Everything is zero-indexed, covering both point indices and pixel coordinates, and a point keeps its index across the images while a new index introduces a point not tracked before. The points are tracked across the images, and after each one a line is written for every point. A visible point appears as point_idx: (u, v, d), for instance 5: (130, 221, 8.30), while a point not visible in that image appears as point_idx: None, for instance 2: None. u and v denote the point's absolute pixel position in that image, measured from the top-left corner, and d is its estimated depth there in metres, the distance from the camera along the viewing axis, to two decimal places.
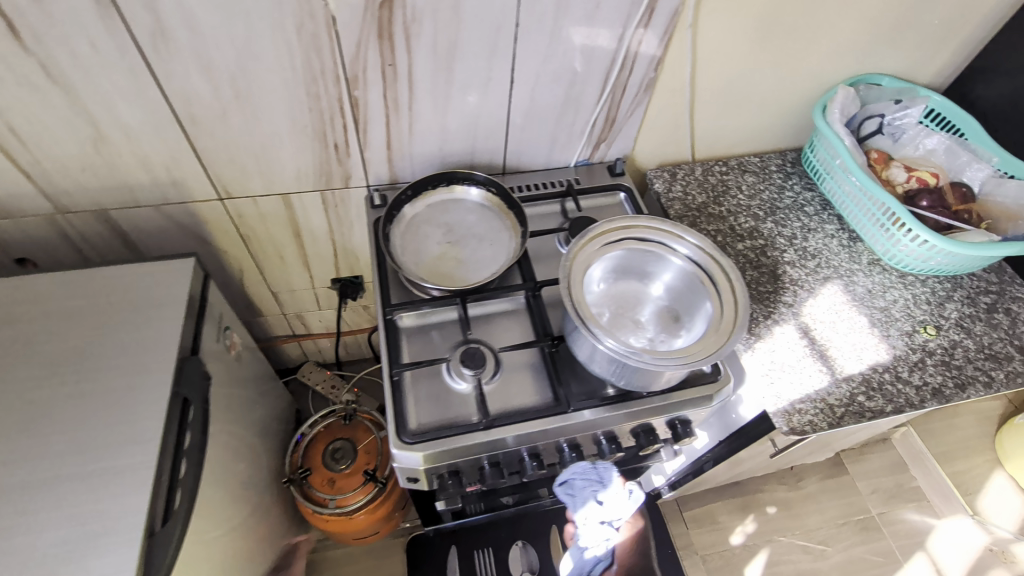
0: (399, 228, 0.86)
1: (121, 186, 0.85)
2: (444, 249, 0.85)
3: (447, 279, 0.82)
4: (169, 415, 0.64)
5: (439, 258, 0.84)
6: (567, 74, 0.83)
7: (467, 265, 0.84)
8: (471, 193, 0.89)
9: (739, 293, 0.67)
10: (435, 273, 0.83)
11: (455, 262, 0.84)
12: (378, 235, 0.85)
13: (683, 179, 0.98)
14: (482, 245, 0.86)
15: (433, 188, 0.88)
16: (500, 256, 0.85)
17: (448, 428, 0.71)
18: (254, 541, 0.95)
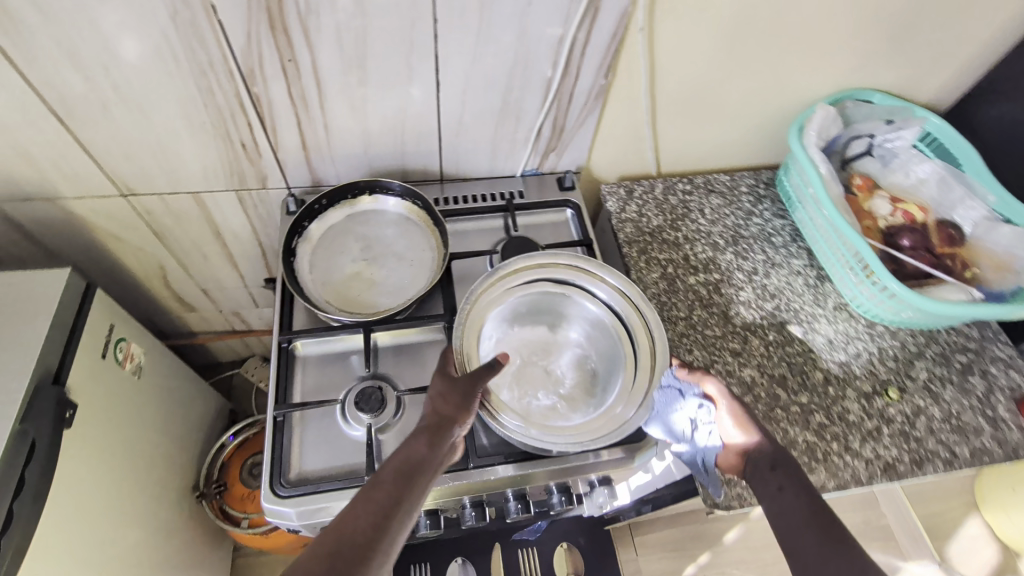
0: (309, 241, 0.77)
1: (5, 179, 0.76)
2: (358, 269, 0.77)
3: (356, 305, 0.74)
4: (6, 455, 0.58)
5: (350, 278, 0.76)
6: (502, 76, 0.73)
7: (380, 288, 0.76)
8: (393, 204, 0.80)
9: (657, 344, 0.65)
10: (342, 296, 0.75)
11: (367, 283, 0.76)
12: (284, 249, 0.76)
13: (640, 197, 0.88)
14: (399, 266, 0.77)
15: (350, 199, 0.79)
16: (419, 280, 0.76)
17: (331, 481, 0.64)
18: (158, 560, 0.90)
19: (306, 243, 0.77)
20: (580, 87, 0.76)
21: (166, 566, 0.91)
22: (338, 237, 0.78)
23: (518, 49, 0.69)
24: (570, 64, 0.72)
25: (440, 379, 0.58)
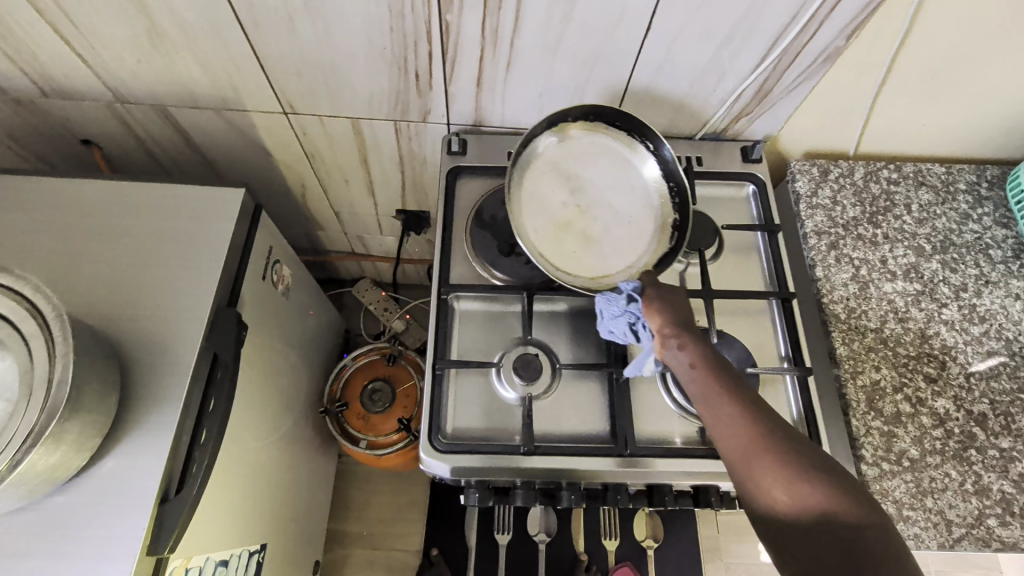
0: (519, 176, 0.69)
1: (178, 84, 0.75)
2: (567, 217, 0.69)
3: (562, 258, 0.66)
4: (195, 374, 0.59)
5: (566, 224, 0.68)
6: (725, 27, 0.62)
7: (597, 244, 0.68)
8: (646, 168, 0.71)
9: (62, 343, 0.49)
10: (553, 244, 0.67)
11: (580, 237, 0.68)
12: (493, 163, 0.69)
13: (837, 181, 0.77)
14: (621, 226, 0.69)
15: (574, 124, 0.71)
16: (630, 256, 0.68)
17: (486, 443, 0.63)
18: (285, 465, 0.96)
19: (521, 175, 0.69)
20: (809, 48, 0.65)
21: (289, 470, 0.97)
22: (556, 176, 0.70)
23: None
24: (812, 22, 0.61)
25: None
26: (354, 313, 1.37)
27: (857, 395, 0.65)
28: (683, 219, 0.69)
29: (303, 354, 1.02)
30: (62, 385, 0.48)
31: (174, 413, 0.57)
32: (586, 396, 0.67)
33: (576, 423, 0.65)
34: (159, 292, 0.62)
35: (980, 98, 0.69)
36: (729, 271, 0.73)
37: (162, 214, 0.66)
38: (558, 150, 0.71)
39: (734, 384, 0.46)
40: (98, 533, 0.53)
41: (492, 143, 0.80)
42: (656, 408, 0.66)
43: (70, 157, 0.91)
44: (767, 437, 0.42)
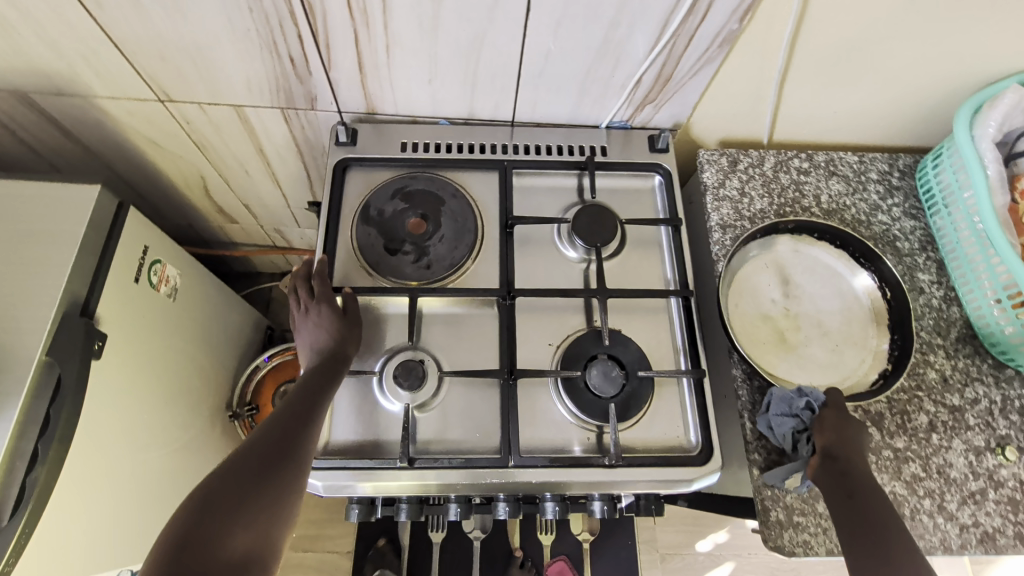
0: (770, 260, 0.70)
1: (34, 70, 0.68)
2: (785, 318, 0.68)
3: (747, 332, 0.66)
4: (32, 392, 0.55)
5: (777, 322, 0.68)
6: (610, 7, 0.58)
7: (793, 353, 0.66)
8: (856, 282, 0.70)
9: None
10: (760, 336, 0.66)
11: (754, 316, 0.68)
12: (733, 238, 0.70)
13: (746, 171, 0.74)
14: (820, 342, 0.67)
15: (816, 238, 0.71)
16: (815, 372, 0.65)
17: (360, 458, 0.59)
18: (190, 472, 0.92)
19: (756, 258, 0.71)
20: (702, 32, 0.61)
21: (195, 477, 0.93)
22: (795, 276, 0.70)
23: None
24: (700, 4, 0.57)
25: (326, 312, 0.61)
26: (283, 308, 1.31)
27: (750, 395, 0.62)
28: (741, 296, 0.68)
29: (211, 356, 0.97)
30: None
31: (3, 436, 0.53)
32: (474, 402, 0.63)
33: (463, 431, 0.62)
34: (0, 303, 0.58)
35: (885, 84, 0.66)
36: (632, 267, 0.70)
37: (6, 217, 0.61)
38: (763, 246, 0.71)
39: (863, 476, 0.49)
40: None
41: (386, 132, 0.75)
42: (546, 414, 0.63)
43: None
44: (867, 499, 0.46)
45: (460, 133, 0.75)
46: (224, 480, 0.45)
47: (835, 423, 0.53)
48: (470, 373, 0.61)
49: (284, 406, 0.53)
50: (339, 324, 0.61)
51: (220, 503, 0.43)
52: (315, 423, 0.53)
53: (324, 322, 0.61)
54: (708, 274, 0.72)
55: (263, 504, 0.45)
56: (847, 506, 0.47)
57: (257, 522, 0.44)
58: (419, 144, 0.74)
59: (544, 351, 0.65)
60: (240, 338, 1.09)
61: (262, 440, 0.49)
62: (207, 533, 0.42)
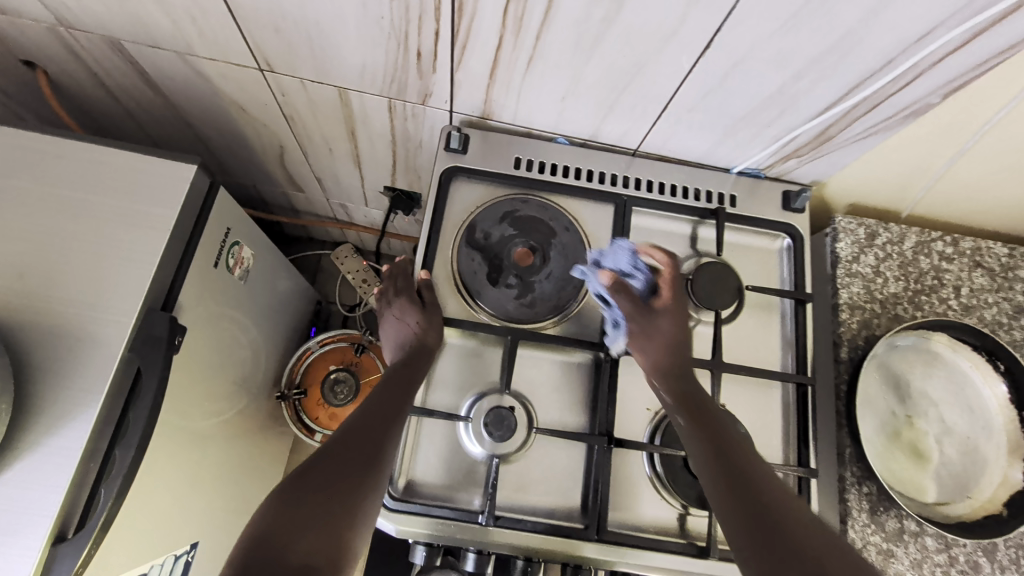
0: (903, 357, 0.64)
1: (133, 20, 0.62)
2: (917, 430, 0.62)
3: (878, 450, 0.61)
4: (112, 390, 0.52)
5: (909, 425, 0.62)
6: (801, 59, 0.50)
7: (920, 467, 0.61)
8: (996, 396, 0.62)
9: None
10: (885, 449, 0.61)
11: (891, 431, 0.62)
12: (860, 323, 0.64)
13: (883, 248, 0.67)
14: (953, 459, 0.61)
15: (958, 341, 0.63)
16: (944, 492, 0.60)
17: (440, 506, 0.57)
18: (236, 450, 0.90)
19: (900, 348, 0.64)
20: (891, 102, 0.54)
21: (239, 454, 0.92)
22: (927, 381, 0.63)
23: (853, 32, 0.46)
24: (906, 74, 0.50)
25: (412, 310, 0.62)
26: (330, 279, 1.27)
27: (859, 502, 0.59)
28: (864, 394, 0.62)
29: (264, 332, 0.93)
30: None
31: (81, 437, 0.50)
32: (563, 461, 0.60)
33: (548, 488, 0.59)
34: (86, 288, 0.53)
35: None
36: (745, 336, 0.64)
37: (96, 189, 0.56)
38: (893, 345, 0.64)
39: (747, 460, 0.49)
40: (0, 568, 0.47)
41: (498, 142, 0.68)
42: (638, 483, 0.60)
43: (11, 81, 0.78)
44: (746, 470, 0.48)
45: (578, 156, 0.68)
46: (320, 463, 0.48)
47: (698, 400, 0.54)
48: (565, 434, 0.57)
49: (371, 400, 0.55)
50: (420, 315, 0.61)
51: (315, 487, 0.46)
52: (398, 422, 0.54)
53: (413, 323, 0.61)
54: (823, 354, 0.66)
55: (341, 501, 0.46)
56: (758, 503, 0.45)
57: (335, 519, 0.45)
58: (532, 162, 0.68)
59: (641, 415, 0.62)
60: (292, 312, 1.05)
61: (348, 437, 0.51)
62: (297, 516, 0.44)
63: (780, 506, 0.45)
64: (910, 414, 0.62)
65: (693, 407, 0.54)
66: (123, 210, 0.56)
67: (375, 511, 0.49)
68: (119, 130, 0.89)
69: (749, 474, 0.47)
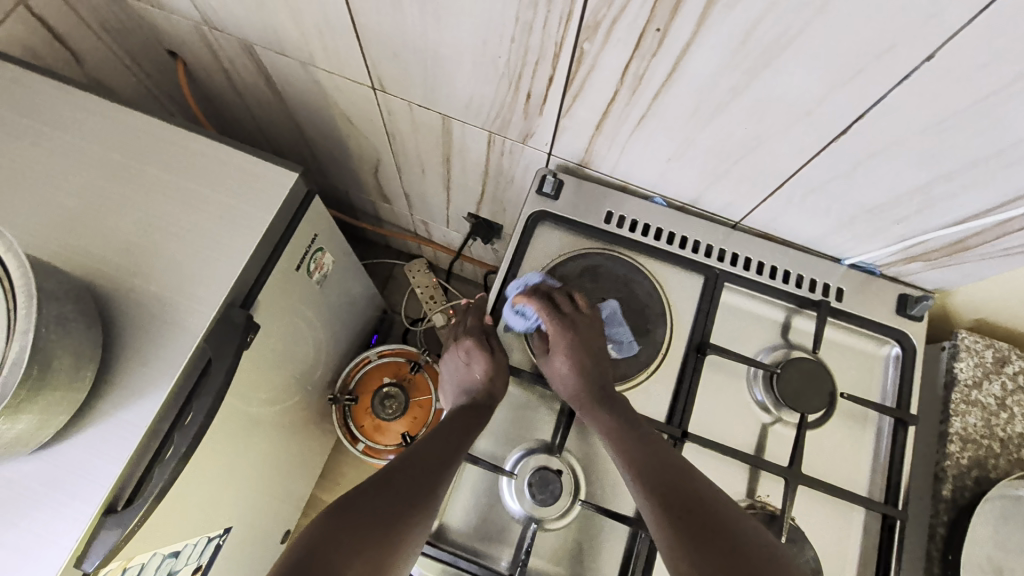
0: None
1: (270, 30, 0.66)
2: None
3: None
4: (182, 376, 0.53)
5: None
6: (953, 160, 0.45)
7: None
8: None
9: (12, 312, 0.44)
10: None
11: None
12: (973, 460, 0.56)
13: (1013, 378, 0.58)
14: None
15: None
16: None
17: (468, 559, 0.54)
18: (281, 443, 0.92)
19: None
20: None
21: (283, 447, 0.93)
22: None
23: None
24: None
25: (479, 357, 0.61)
26: (399, 289, 1.29)
27: None
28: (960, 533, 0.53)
29: (329, 333, 0.95)
30: (14, 368, 0.43)
31: (147, 417, 0.52)
32: (604, 541, 0.56)
33: (583, 565, 0.55)
34: (178, 275, 0.56)
35: None
36: (831, 447, 0.57)
37: (207, 183, 0.59)
38: None
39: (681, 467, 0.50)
40: (48, 532, 0.49)
41: (592, 192, 0.66)
42: None
43: (156, 68, 0.85)
44: (680, 481, 0.49)
45: (673, 219, 0.65)
46: (370, 491, 0.48)
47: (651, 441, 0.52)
48: (611, 514, 0.53)
49: (433, 436, 0.55)
50: (487, 361, 0.61)
51: (362, 512, 0.45)
52: (454, 458, 0.52)
53: (478, 370, 0.61)
54: (920, 485, 0.58)
55: (387, 528, 0.45)
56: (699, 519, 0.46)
57: (377, 547, 0.43)
58: (622, 218, 0.65)
59: None
60: (358, 316, 1.07)
61: (402, 469, 0.50)
62: (340, 537, 0.43)
63: (719, 510, 0.47)
64: None
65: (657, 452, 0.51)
66: (224, 206, 0.59)
67: (418, 549, 0.47)
68: (237, 123, 0.95)
69: (689, 502, 0.47)
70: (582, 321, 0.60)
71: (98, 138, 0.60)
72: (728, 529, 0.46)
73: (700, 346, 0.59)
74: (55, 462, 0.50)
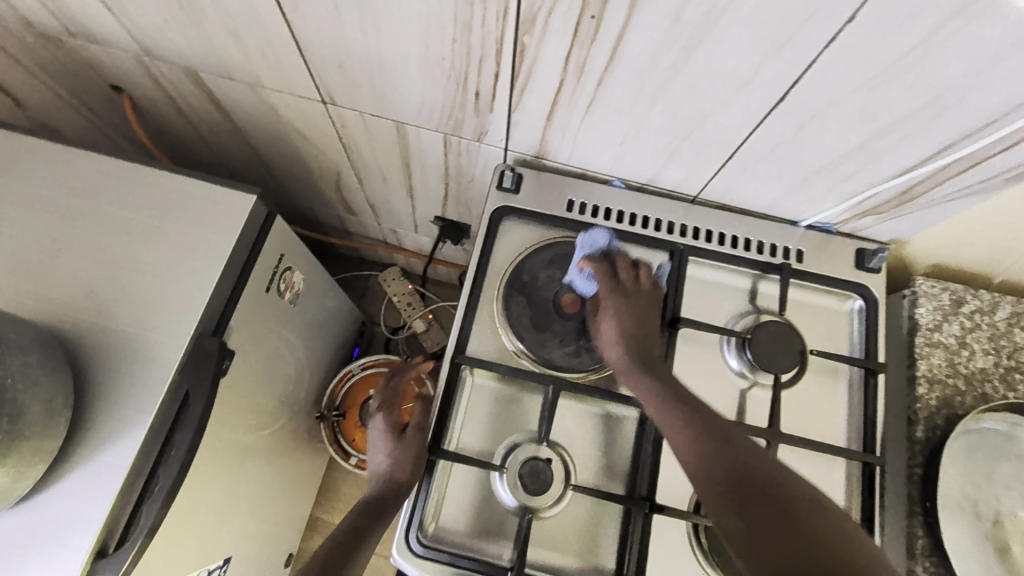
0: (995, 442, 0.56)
1: (211, 55, 0.65)
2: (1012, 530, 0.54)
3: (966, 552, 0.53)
4: (160, 411, 0.53)
5: (1000, 529, 0.54)
6: (889, 115, 0.46)
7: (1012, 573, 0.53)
8: None
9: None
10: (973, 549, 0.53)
11: (981, 536, 0.54)
12: (941, 400, 0.58)
13: (971, 317, 0.60)
14: None
15: None
16: None
17: (468, 557, 0.54)
18: (273, 467, 0.91)
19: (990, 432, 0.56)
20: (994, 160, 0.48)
21: (274, 471, 0.92)
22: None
23: (951, 88, 0.42)
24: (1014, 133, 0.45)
25: (387, 441, 0.57)
26: (376, 300, 1.29)
27: None
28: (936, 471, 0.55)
29: (309, 351, 0.95)
30: None
31: (129, 456, 0.51)
32: (600, 522, 0.57)
33: (581, 549, 0.56)
34: (144, 311, 0.55)
35: None
36: (807, 404, 0.59)
37: (164, 215, 0.58)
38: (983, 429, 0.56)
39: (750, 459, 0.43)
40: None
41: (552, 182, 0.67)
42: (681, 554, 0.55)
43: (100, 104, 0.83)
44: (751, 481, 0.42)
45: (634, 200, 0.66)
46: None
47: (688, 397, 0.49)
48: (603, 494, 0.54)
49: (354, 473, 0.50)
50: (387, 466, 0.54)
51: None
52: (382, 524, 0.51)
53: (383, 457, 0.56)
54: (896, 430, 0.60)
55: None
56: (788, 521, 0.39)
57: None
58: (584, 204, 0.66)
59: (687, 480, 0.58)
60: (337, 331, 1.07)
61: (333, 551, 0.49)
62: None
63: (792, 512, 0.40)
64: (998, 511, 0.54)
65: (701, 412, 0.47)
66: (184, 236, 0.58)
67: None
68: (190, 151, 0.93)
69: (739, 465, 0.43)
70: (644, 294, 0.58)
71: (45, 181, 0.59)
72: (810, 541, 0.38)
73: (672, 320, 0.60)
74: (38, 514, 0.49)
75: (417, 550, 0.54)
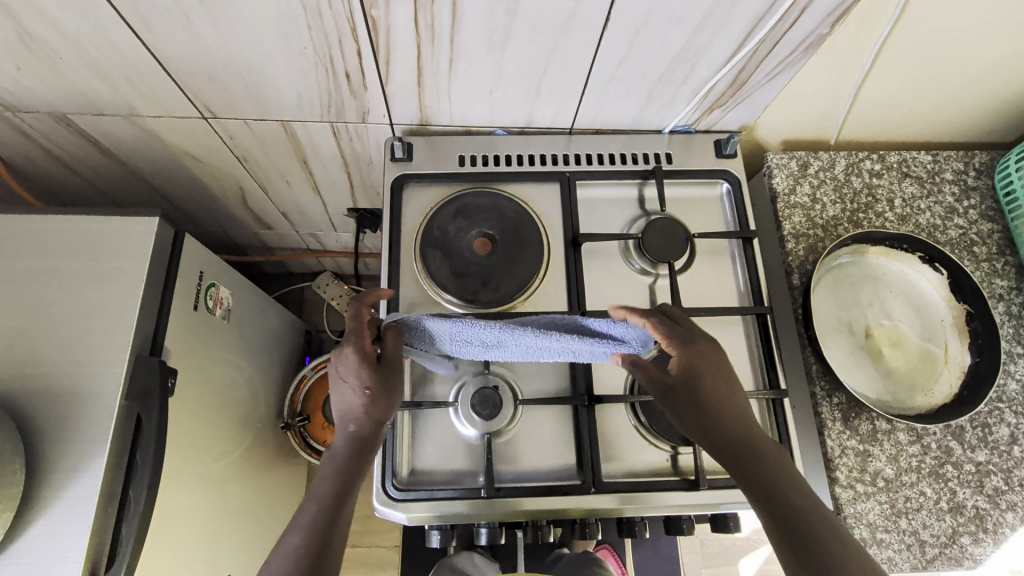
0: (855, 272, 0.67)
1: (78, 94, 0.65)
2: (880, 338, 0.64)
3: (850, 367, 0.63)
4: (116, 436, 0.54)
5: (872, 340, 0.64)
6: (696, 15, 0.54)
7: (886, 372, 0.64)
8: (935, 288, 0.66)
9: None
10: (854, 363, 0.64)
11: (858, 350, 0.64)
12: (809, 249, 0.68)
13: (816, 176, 0.71)
14: (916, 358, 0.64)
15: (901, 250, 0.66)
16: (914, 395, 0.63)
17: (445, 487, 0.59)
18: (249, 485, 0.92)
19: (845, 265, 0.67)
20: (790, 34, 0.58)
21: (252, 489, 0.93)
22: (880, 291, 0.66)
23: None
24: (793, 10, 0.54)
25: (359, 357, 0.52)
26: (316, 308, 1.30)
27: (831, 413, 0.62)
28: (814, 307, 0.65)
29: (259, 368, 0.96)
30: None
31: (94, 485, 0.53)
32: (553, 428, 0.63)
33: (542, 455, 0.62)
34: (75, 348, 0.56)
35: (956, 77, 0.65)
36: (703, 281, 0.68)
37: (70, 257, 0.59)
38: (841, 265, 0.67)
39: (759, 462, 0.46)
40: None
41: (441, 143, 0.72)
42: (627, 437, 0.62)
43: None
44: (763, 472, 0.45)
45: (518, 143, 0.72)
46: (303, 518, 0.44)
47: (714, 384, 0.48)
48: (548, 400, 0.60)
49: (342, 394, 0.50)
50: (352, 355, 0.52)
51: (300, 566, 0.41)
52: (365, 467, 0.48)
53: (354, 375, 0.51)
54: (779, 283, 0.70)
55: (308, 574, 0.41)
56: (793, 529, 0.42)
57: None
58: (474, 156, 0.72)
59: (618, 371, 0.64)
60: (285, 345, 1.09)
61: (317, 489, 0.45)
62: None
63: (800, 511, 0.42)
64: (866, 325, 0.65)
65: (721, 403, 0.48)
66: (94, 271, 0.59)
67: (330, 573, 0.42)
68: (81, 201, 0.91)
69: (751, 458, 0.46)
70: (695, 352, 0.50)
71: None
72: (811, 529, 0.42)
73: (575, 239, 0.67)
74: (23, 558, 0.51)
75: (395, 494, 0.58)
